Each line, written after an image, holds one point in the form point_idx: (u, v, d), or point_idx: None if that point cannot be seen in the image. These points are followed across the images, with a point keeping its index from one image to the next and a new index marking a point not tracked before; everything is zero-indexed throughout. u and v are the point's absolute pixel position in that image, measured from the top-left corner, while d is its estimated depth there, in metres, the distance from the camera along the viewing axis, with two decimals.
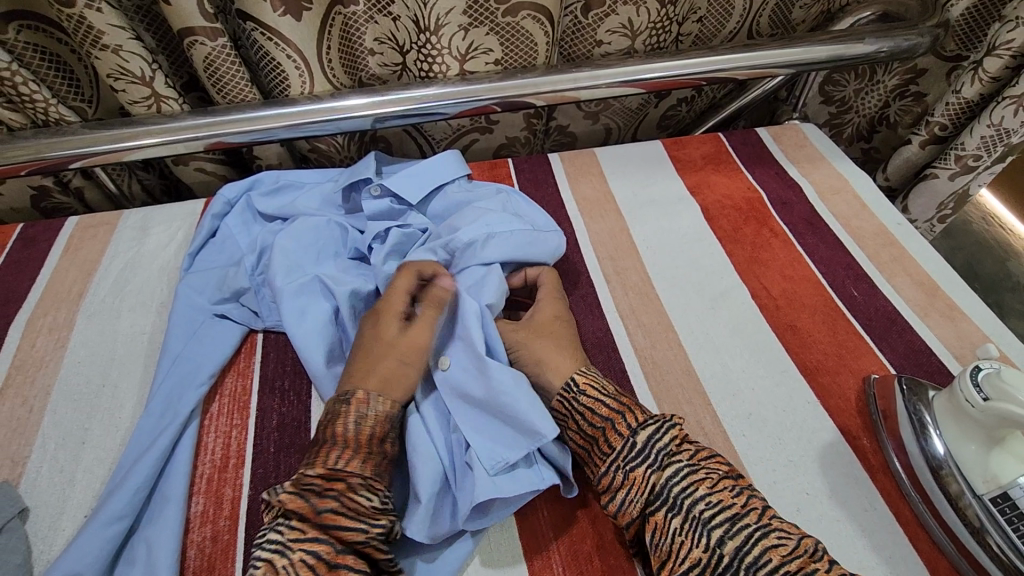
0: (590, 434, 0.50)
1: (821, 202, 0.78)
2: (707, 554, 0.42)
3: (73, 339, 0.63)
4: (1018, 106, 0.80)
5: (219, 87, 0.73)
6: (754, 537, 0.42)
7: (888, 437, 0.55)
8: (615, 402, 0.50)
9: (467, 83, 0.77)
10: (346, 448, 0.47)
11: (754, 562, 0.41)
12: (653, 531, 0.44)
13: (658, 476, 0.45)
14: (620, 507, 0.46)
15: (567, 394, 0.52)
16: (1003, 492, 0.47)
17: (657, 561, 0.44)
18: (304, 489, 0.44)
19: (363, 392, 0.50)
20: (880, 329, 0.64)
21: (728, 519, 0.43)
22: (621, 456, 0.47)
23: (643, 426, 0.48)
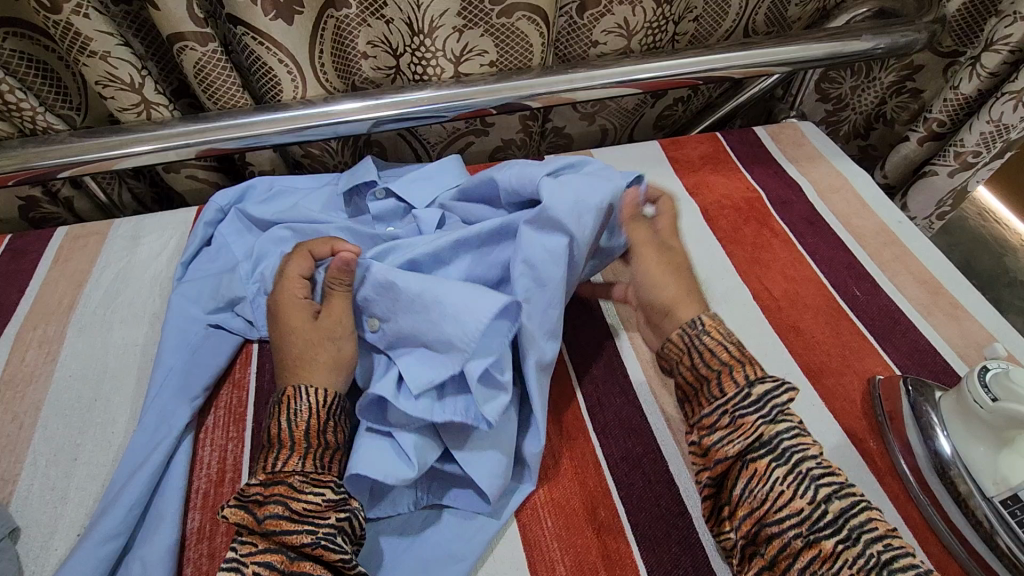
0: (703, 374, 0.49)
1: (821, 201, 0.77)
2: (810, 505, 0.42)
3: (64, 352, 0.61)
4: (1016, 101, 0.79)
5: (209, 92, 0.72)
6: (861, 504, 0.42)
7: (894, 438, 0.54)
8: (733, 352, 0.49)
9: (462, 86, 0.76)
10: (283, 448, 0.46)
11: (859, 525, 0.41)
12: (751, 477, 0.44)
13: (773, 427, 0.45)
14: (715, 443, 0.46)
15: (689, 331, 0.52)
16: (1013, 494, 0.47)
17: (746, 508, 0.44)
18: (246, 500, 0.44)
19: (294, 388, 0.49)
20: (884, 329, 0.63)
21: (838, 481, 0.43)
22: (725, 404, 0.47)
23: (753, 383, 0.47)
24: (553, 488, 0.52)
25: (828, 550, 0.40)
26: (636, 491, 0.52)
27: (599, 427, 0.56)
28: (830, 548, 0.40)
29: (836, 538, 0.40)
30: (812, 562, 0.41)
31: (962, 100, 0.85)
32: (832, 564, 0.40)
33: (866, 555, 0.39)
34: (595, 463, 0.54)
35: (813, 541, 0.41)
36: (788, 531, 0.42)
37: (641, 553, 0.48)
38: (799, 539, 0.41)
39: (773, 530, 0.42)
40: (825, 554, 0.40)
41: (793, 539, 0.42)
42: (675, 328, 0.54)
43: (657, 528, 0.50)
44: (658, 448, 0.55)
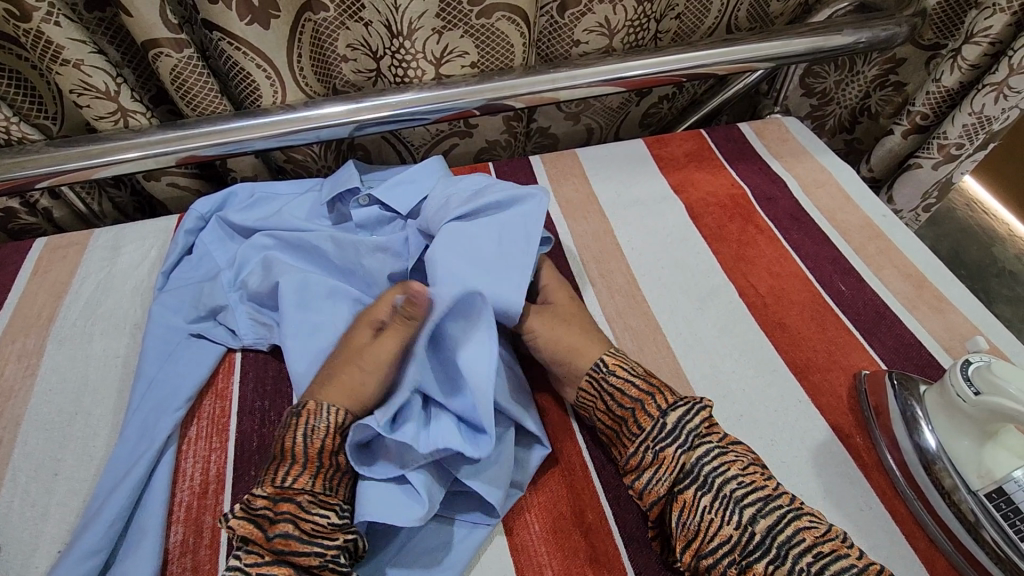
0: (618, 415, 0.50)
1: (806, 196, 0.77)
2: (737, 531, 0.43)
3: (43, 366, 0.60)
4: (997, 93, 0.79)
5: (187, 99, 0.71)
6: (788, 517, 0.43)
7: (880, 432, 0.54)
8: (640, 386, 0.50)
9: (444, 87, 0.76)
10: (295, 464, 0.46)
11: (787, 542, 0.42)
12: (680, 510, 0.45)
13: (687, 457, 0.46)
14: (646, 485, 0.46)
15: (595, 375, 0.52)
16: (998, 487, 0.47)
17: (683, 540, 0.45)
18: (256, 514, 0.43)
19: (315, 402, 0.49)
20: (869, 324, 0.63)
21: (761, 499, 0.44)
22: (646, 439, 0.47)
23: (664, 414, 0.47)
24: (541, 491, 0.52)
25: (761, 572, 0.42)
26: (624, 493, 0.52)
27: (586, 429, 0.56)
28: (762, 570, 0.42)
29: (766, 560, 0.42)
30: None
31: (944, 92, 0.86)
32: None
33: (794, 574, 0.41)
34: (582, 465, 0.53)
35: (746, 566, 0.42)
36: (722, 557, 0.43)
37: (629, 555, 0.48)
38: (733, 566, 0.43)
39: (710, 560, 0.43)
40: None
41: (727, 566, 0.43)
42: (584, 373, 0.54)
43: (645, 530, 0.49)
44: None
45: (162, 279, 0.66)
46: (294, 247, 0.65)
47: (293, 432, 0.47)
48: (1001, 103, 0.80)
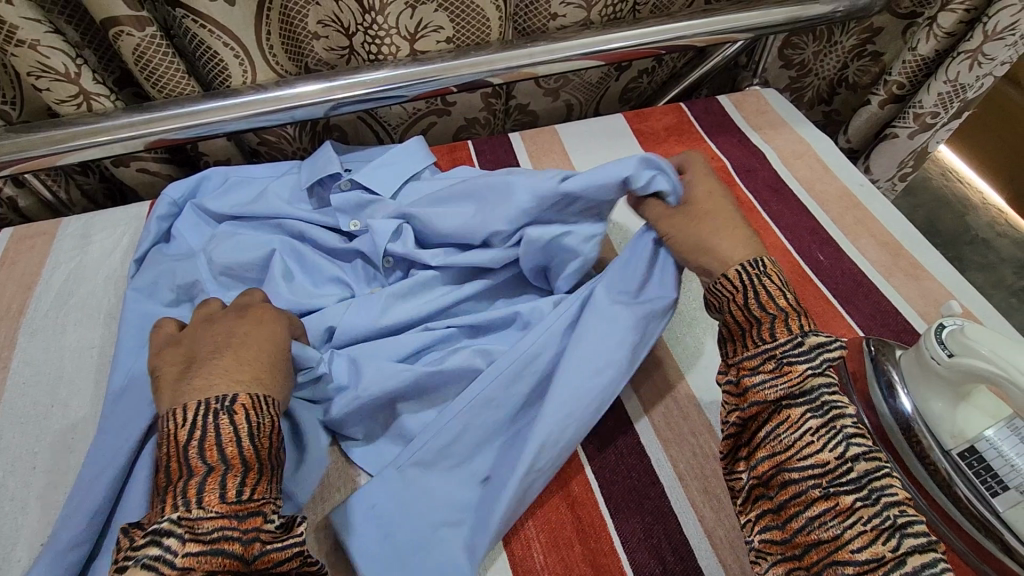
0: (754, 317, 0.47)
1: (784, 167, 0.77)
2: (836, 459, 0.41)
3: (15, 358, 0.59)
4: (971, 61, 0.80)
5: (153, 80, 0.68)
6: (883, 468, 0.41)
7: (858, 397, 0.55)
8: (788, 301, 0.47)
9: (419, 64, 0.74)
10: (249, 470, 0.40)
11: (880, 488, 0.39)
12: (782, 423, 0.43)
13: (817, 378, 0.44)
14: (756, 385, 0.45)
15: (749, 269, 0.49)
16: (970, 447, 0.47)
17: (767, 451, 0.43)
18: (213, 521, 0.37)
19: (250, 398, 0.43)
20: (847, 292, 0.64)
21: (871, 442, 0.42)
22: (775, 349, 0.45)
23: (805, 334, 0.45)
24: None
25: (846, 504, 0.39)
26: (609, 464, 0.52)
27: None
28: (847, 503, 0.39)
29: (857, 495, 0.39)
30: (825, 514, 0.39)
31: (920, 61, 0.86)
32: (848, 518, 0.38)
33: (882, 516, 0.38)
34: None
35: (832, 493, 0.39)
36: (808, 480, 0.41)
37: (616, 526, 0.49)
38: (818, 489, 0.40)
39: (794, 476, 0.41)
40: (842, 508, 0.39)
41: (810, 488, 0.40)
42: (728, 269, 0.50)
43: (629, 500, 0.50)
44: (629, 418, 0.55)
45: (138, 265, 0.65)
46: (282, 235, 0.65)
47: (219, 428, 0.41)
48: (975, 71, 0.81)
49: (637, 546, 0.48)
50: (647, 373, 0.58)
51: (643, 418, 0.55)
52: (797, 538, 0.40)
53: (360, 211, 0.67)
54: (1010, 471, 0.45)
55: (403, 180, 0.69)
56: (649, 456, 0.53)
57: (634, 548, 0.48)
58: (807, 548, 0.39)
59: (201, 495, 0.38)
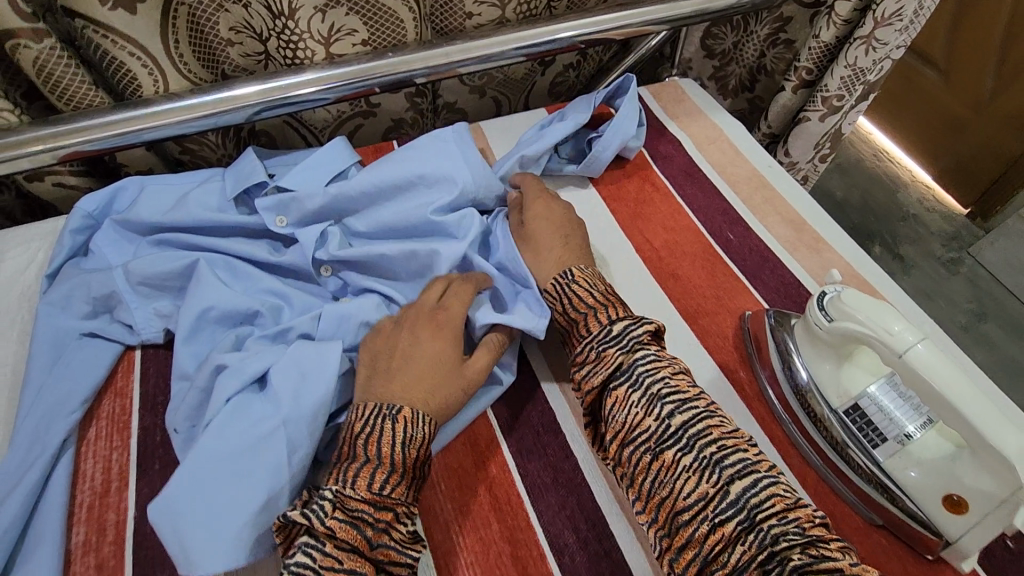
0: (573, 317, 0.56)
1: (698, 153, 0.80)
2: (656, 423, 0.47)
3: None
4: (866, 46, 0.84)
5: (59, 93, 0.67)
6: (700, 415, 0.47)
7: (762, 368, 0.58)
8: (596, 297, 0.56)
9: (336, 67, 0.75)
10: (393, 472, 0.45)
11: (696, 433, 0.46)
12: (611, 404, 0.49)
13: (627, 361, 0.51)
14: (585, 376, 0.52)
15: (561, 280, 0.58)
16: (853, 403, 0.51)
17: (613, 433, 0.49)
18: (356, 517, 0.43)
19: (411, 411, 0.48)
20: (754, 268, 0.67)
21: (681, 399, 0.48)
22: (591, 341, 0.53)
23: (611, 322, 0.53)
24: (446, 454, 0.54)
25: (670, 459, 0.45)
26: (527, 444, 0.55)
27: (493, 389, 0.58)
28: (671, 457, 0.45)
29: (677, 447, 0.46)
30: (659, 472, 0.46)
31: (823, 47, 0.90)
32: (676, 471, 0.45)
33: (698, 458, 0.44)
34: (486, 425, 0.56)
35: (658, 453, 0.46)
36: (641, 446, 0.47)
37: (533, 503, 0.51)
38: (648, 453, 0.46)
39: (630, 449, 0.47)
40: (668, 462, 0.45)
41: (643, 454, 0.47)
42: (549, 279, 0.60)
43: (546, 475, 0.53)
44: (546, 399, 0.58)
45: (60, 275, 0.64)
46: (211, 246, 0.65)
47: (385, 431, 0.47)
48: (872, 55, 0.86)
49: (552, 519, 0.50)
50: (563, 355, 0.61)
51: (560, 398, 0.58)
52: (649, 501, 0.46)
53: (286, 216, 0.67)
54: (887, 423, 0.49)
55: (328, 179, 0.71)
56: (564, 432, 0.55)
57: (549, 522, 0.50)
58: (655, 510, 0.45)
59: (355, 480, 0.44)
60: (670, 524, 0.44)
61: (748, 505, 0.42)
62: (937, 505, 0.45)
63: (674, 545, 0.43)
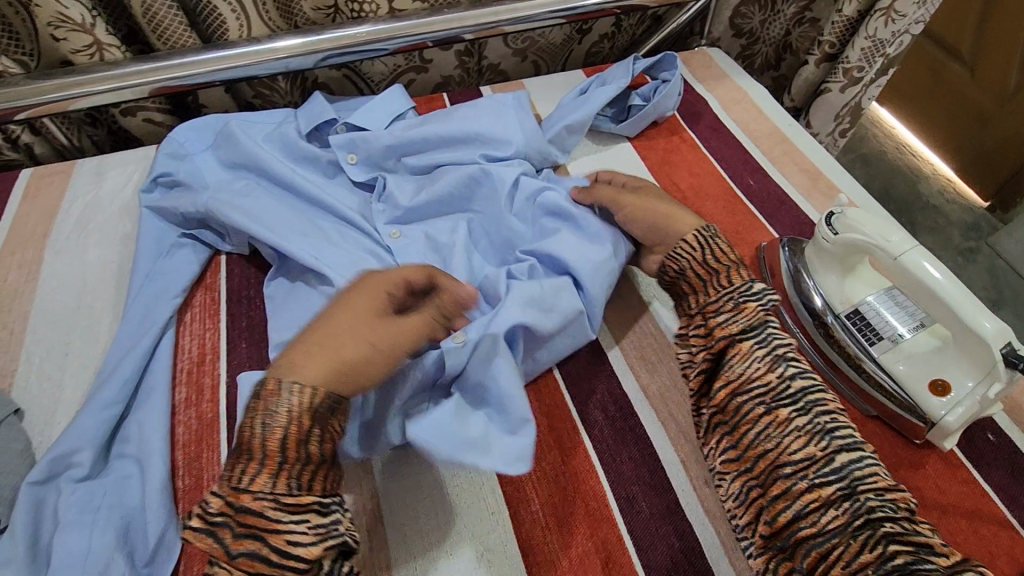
0: (713, 268, 0.58)
1: (723, 111, 0.87)
2: (778, 380, 0.51)
3: (43, 272, 0.67)
4: (885, 17, 0.90)
5: (158, 32, 0.77)
6: (821, 378, 0.51)
7: (774, 288, 0.64)
8: (737, 255, 0.59)
9: (396, 20, 0.83)
10: (306, 466, 0.44)
11: (814, 396, 0.50)
12: (735, 355, 0.53)
13: (761, 316, 0.54)
14: (721, 323, 0.54)
15: (702, 234, 0.61)
16: (855, 309, 0.57)
17: (725, 382, 0.53)
18: (216, 525, 0.42)
19: (342, 401, 0.47)
20: (770, 207, 0.74)
21: (802, 363, 0.53)
22: (733, 291, 0.56)
23: (753, 279, 0.56)
24: None
25: (784, 416, 0.49)
26: None
27: None
28: (785, 415, 0.49)
29: (793, 407, 0.50)
30: (770, 425, 0.49)
31: (845, 20, 0.96)
32: (788, 426, 0.49)
33: (811, 422, 0.49)
34: None
35: (772, 408, 0.50)
36: (755, 399, 0.51)
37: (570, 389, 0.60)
38: (762, 406, 0.50)
39: (742, 398, 0.51)
40: (780, 420, 0.49)
41: (756, 407, 0.51)
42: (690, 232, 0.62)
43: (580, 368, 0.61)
44: None
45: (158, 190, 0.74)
46: (283, 172, 0.73)
47: (296, 426, 0.44)
48: (890, 27, 0.92)
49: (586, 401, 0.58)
50: None
51: None
52: (751, 449, 0.49)
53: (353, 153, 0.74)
54: (884, 325, 0.56)
55: (389, 119, 0.79)
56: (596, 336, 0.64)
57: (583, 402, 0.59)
58: (753, 459, 0.49)
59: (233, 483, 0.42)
60: (767, 475, 0.48)
61: (851, 476, 0.46)
62: (924, 391, 0.52)
63: (767, 495, 0.47)
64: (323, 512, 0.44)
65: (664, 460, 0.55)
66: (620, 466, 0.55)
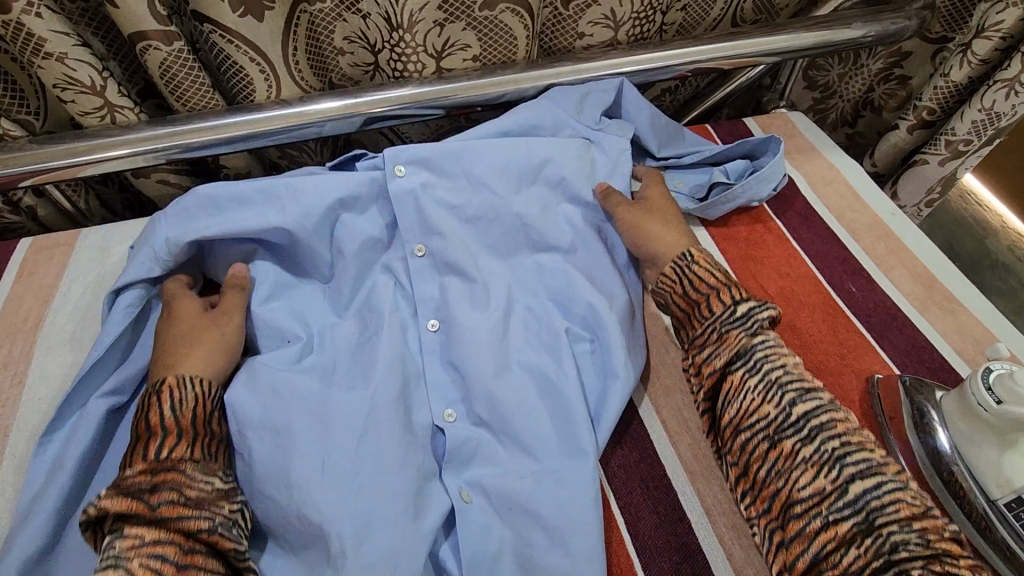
0: (693, 298, 0.57)
1: (813, 194, 0.75)
2: (832, 484, 0.43)
3: (31, 374, 0.58)
4: (1008, 90, 0.78)
5: (176, 93, 0.68)
6: (885, 484, 0.42)
7: (894, 437, 0.54)
8: (717, 278, 0.57)
9: (444, 82, 0.73)
10: (169, 435, 0.47)
11: (880, 508, 0.42)
12: (776, 457, 0.46)
13: (792, 412, 0.47)
14: (707, 359, 0.53)
15: (680, 263, 0.60)
16: (1017, 497, 0.45)
17: (772, 489, 0.46)
18: (131, 491, 0.43)
19: (175, 377, 0.51)
20: (880, 327, 0.62)
21: (868, 465, 0.44)
22: (715, 322, 0.54)
23: (736, 303, 0.54)
24: None
25: (845, 531, 0.42)
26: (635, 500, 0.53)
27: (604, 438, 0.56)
28: (847, 530, 0.42)
29: (855, 520, 0.41)
30: (829, 543, 0.42)
31: (952, 87, 0.84)
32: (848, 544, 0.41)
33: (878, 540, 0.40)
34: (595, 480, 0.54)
35: (832, 521, 0.42)
36: (810, 510, 0.43)
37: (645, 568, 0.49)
38: (766, 440, 0.47)
39: (746, 434, 0.48)
40: (786, 452, 0.46)
41: (813, 520, 0.43)
42: (668, 261, 0.61)
43: (657, 536, 0.50)
44: (655, 452, 0.55)
45: (167, 223, 0.58)
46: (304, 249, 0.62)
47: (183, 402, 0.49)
48: (1012, 100, 0.79)
49: None
50: (672, 404, 0.58)
51: (671, 452, 0.55)
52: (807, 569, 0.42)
53: (395, 207, 0.61)
54: None
55: None
56: (675, 489, 0.53)
57: None
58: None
59: (150, 452, 0.46)
60: (782, 515, 0.45)
61: (869, 508, 0.42)
62: None
63: (786, 538, 0.44)
64: (224, 480, 0.48)
65: None
66: None
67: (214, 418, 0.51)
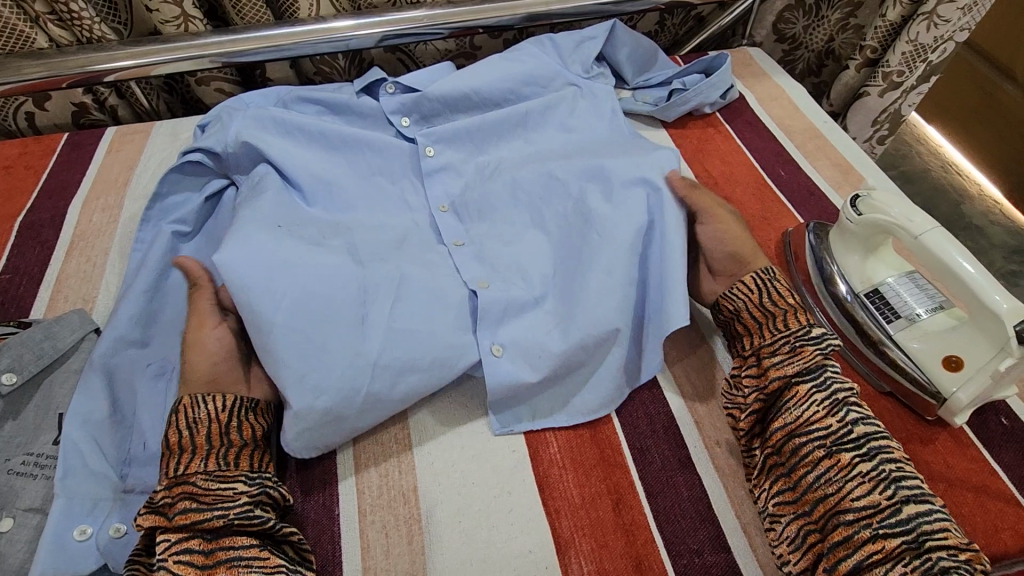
0: (769, 311, 0.56)
1: (760, 106, 0.90)
2: (885, 502, 0.46)
3: (124, 215, 0.75)
4: (928, 22, 0.92)
5: (236, 7, 0.85)
6: (940, 514, 0.45)
7: (797, 270, 0.66)
8: (796, 297, 0.57)
9: (452, 6, 0.89)
10: (183, 453, 0.49)
11: (932, 530, 0.45)
12: (831, 468, 0.48)
13: (851, 425, 0.50)
14: (776, 363, 0.53)
15: (763, 275, 0.59)
16: (874, 288, 0.60)
17: (818, 494, 0.48)
18: (157, 505, 0.47)
19: (188, 397, 0.52)
20: (799, 198, 0.76)
21: (920, 490, 0.47)
22: (789, 334, 0.54)
23: (811, 323, 0.55)
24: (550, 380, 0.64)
25: (892, 546, 0.44)
26: None
27: None
28: (893, 545, 0.44)
29: (905, 539, 0.44)
30: (873, 554, 0.45)
31: (888, 26, 0.98)
32: (894, 558, 0.44)
33: (925, 559, 0.43)
34: None
35: (881, 535, 0.45)
36: (860, 523, 0.46)
37: None
38: (823, 449, 0.49)
39: (802, 441, 0.50)
40: (843, 464, 0.48)
41: (860, 531, 0.46)
42: (749, 273, 0.61)
43: None
44: None
45: (239, 122, 0.69)
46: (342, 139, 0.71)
47: (184, 427, 0.50)
48: (933, 31, 0.93)
49: None
50: None
51: None
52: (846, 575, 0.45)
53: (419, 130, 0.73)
54: (901, 304, 0.58)
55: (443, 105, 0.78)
56: None
57: None
58: None
59: (165, 471, 0.49)
60: (827, 522, 0.47)
61: (920, 531, 0.45)
62: (937, 366, 0.54)
63: (828, 542, 0.47)
64: (248, 484, 0.48)
65: (678, 416, 0.59)
66: (635, 419, 0.59)
67: (236, 425, 0.52)
